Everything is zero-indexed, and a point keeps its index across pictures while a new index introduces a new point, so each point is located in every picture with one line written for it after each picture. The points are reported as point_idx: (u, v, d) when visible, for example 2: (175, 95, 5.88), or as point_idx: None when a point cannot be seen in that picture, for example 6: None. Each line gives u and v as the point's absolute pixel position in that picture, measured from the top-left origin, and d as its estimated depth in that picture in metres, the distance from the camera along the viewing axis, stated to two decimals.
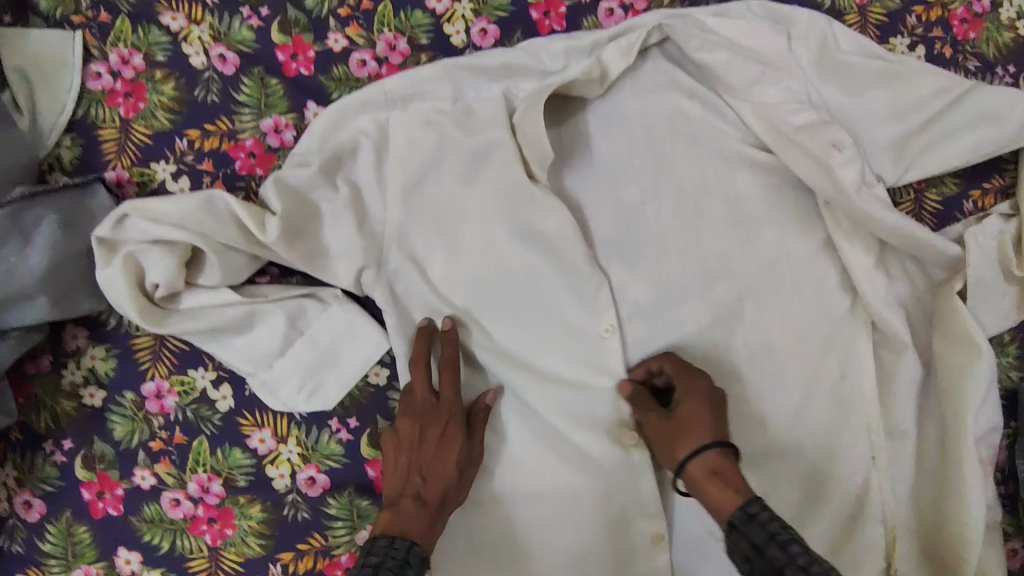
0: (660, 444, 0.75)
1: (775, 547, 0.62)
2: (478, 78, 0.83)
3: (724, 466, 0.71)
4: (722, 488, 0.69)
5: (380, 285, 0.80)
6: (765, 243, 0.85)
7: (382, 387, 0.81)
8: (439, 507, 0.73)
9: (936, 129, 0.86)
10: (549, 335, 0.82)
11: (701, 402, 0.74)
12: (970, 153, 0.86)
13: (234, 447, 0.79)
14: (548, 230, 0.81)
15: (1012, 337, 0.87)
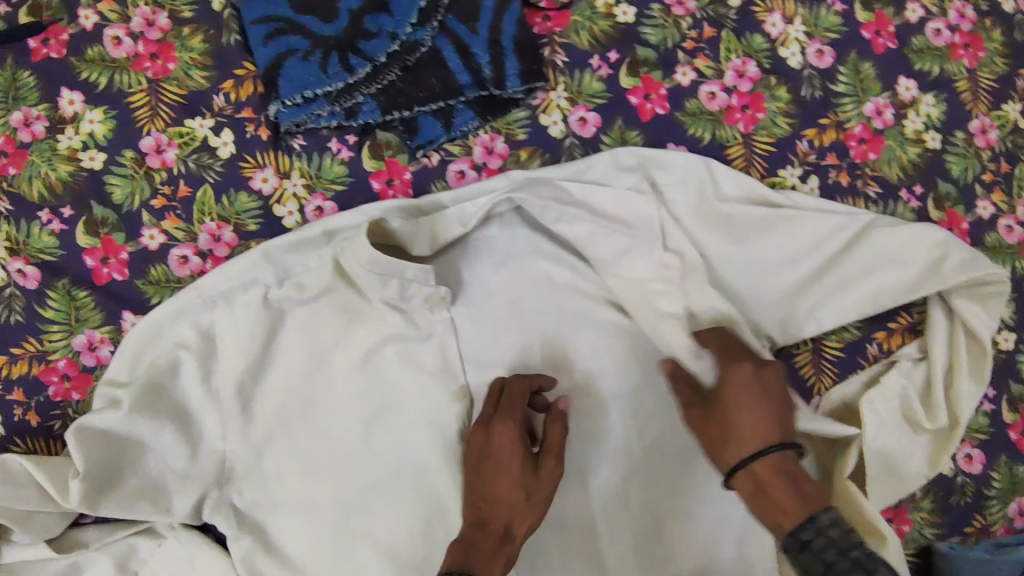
0: (703, 439, 0.69)
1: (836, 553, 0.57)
2: (302, 255, 0.74)
3: (771, 475, 0.64)
4: (775, 479, 0.64)
5: (223, 509, 0.73)
6: (651, 420, 0.78)
7: None
8: (506, 537, 0.66)
9: (833, 277, 0.78)
10: (401, 519, 0.75)
11: (744, 399, 0.67)
12: (870, 302, 0.78)
13: None
14: (401, 411, 0.76)
15: (924, 492, 0.81)
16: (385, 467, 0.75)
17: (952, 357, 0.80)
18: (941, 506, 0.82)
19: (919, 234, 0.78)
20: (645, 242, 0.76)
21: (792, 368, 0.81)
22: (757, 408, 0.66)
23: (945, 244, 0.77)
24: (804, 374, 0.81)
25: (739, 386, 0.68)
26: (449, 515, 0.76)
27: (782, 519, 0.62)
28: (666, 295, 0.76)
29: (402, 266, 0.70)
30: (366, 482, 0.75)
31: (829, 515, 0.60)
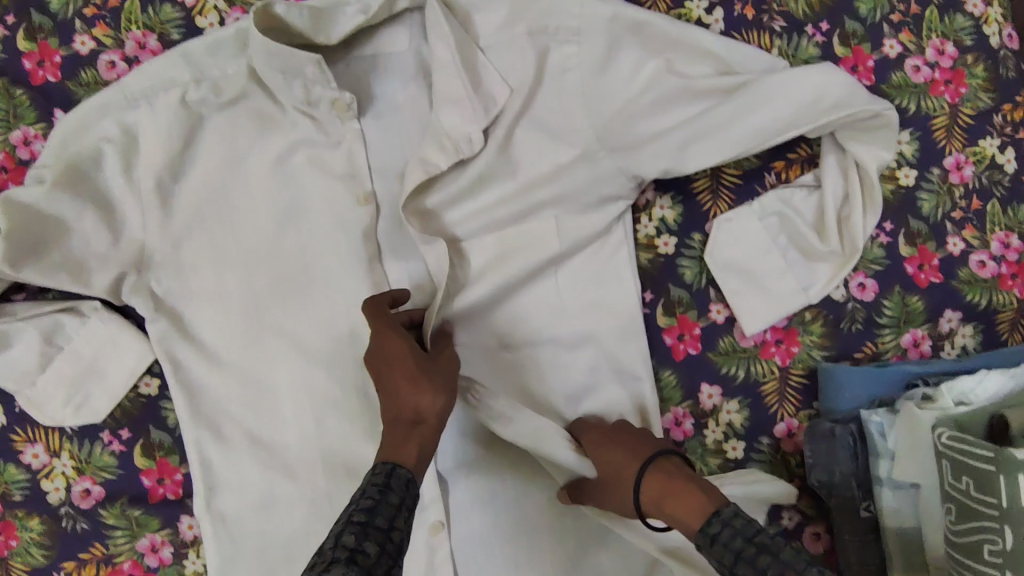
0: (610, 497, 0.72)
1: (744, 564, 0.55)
2: (216, 57, 0.79)
3: (660, 478, 0.67)
4: (681, 488, 0.65)
5: (140, 292, 0.79)
6: (530, 245, 0.81)
7: (154, 397, 0.81)
8: (417, 420, 0.67)
9: (703, 121, 0.78)
10: (306, 317, 0.81)
11: (616, 449, 0.73)
12: (745, 140, 0.80)
13: (8, 463, 0.80)
14: (311, 215, 0.81)
15: (813, 315, 0.84)
16: (290, 264, 0.81)
17: (847, 188, 0.82)
18: (832, 332, 0.84)
19: (807, 73, 0.78)
20: (547, 62, 0.80)
21: (689, 195, 0.84)
22: (613, 462, 0.72)
23: (822, 87, 0.77)
24: (701, 202, 0.84)
25: (598, 452, 0.74)
26: (352, 310, 0.80)
27: (686, 517, 0.63)
28: (563, 126, 0.80)
29: (301, 65, 0.76)
30: (274, 279, 0.81)
31: (727, 513, 0.60)
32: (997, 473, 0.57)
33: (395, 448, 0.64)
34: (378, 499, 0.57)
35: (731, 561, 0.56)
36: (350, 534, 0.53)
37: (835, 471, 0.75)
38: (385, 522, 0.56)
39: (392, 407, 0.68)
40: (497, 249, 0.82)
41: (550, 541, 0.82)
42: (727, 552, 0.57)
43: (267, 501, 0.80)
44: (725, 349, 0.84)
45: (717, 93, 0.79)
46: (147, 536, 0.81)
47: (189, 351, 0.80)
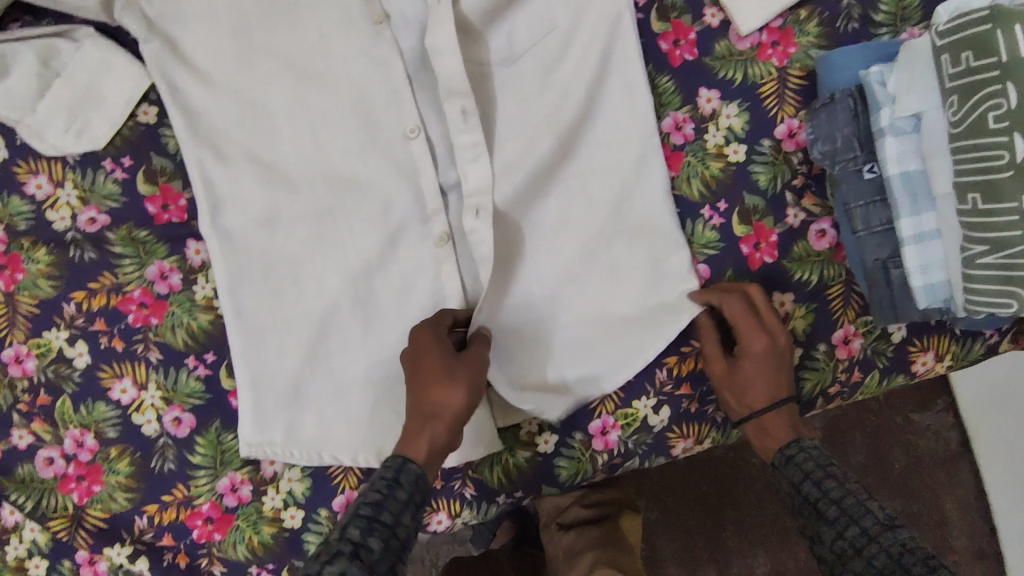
0: (727, 389, 0.77)
1: (810, 484, 0.68)
2: None
3: (775, 421, 0.75)
4: (781, 434, 0.74)
5: (131, 11, 0.78)
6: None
7: (152, 125, 0.82)
8: (433, 416, 0.68)
9: None
10: (299, 36, 0.80)
11: (759, 373, 0.75)
12: None
13: (12, 195, 0.80)
14: None
15: (808, 14, 0.83)
16: None
17: None
18: (828, 33, 0.83)
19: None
20: None
21: None
22: (754, 376, 0.75)
23: None
24: None
25: (749, 348, 0.75)
26: (347, 26, 0.80)
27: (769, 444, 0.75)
28: None
29: None
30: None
31: (804, 443, 0.73)
32: (995, 29, 0.61)
33: (410, 441, 0.68)
34: (386, 494, 0.62)
35: (800, 479, 0.70)
36: (355, 528, 0.59)
37: (838, 136, 0.74)
38: (391, 515, 0.61)
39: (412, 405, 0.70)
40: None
41: (551, 249, 0.81)
42: (805, 502, 0.68)
43: (273, 215, 0.80)
44: (722, 55, 0.83)
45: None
46: (155, 263, 0.81)
47: (183, 73, 0.80)
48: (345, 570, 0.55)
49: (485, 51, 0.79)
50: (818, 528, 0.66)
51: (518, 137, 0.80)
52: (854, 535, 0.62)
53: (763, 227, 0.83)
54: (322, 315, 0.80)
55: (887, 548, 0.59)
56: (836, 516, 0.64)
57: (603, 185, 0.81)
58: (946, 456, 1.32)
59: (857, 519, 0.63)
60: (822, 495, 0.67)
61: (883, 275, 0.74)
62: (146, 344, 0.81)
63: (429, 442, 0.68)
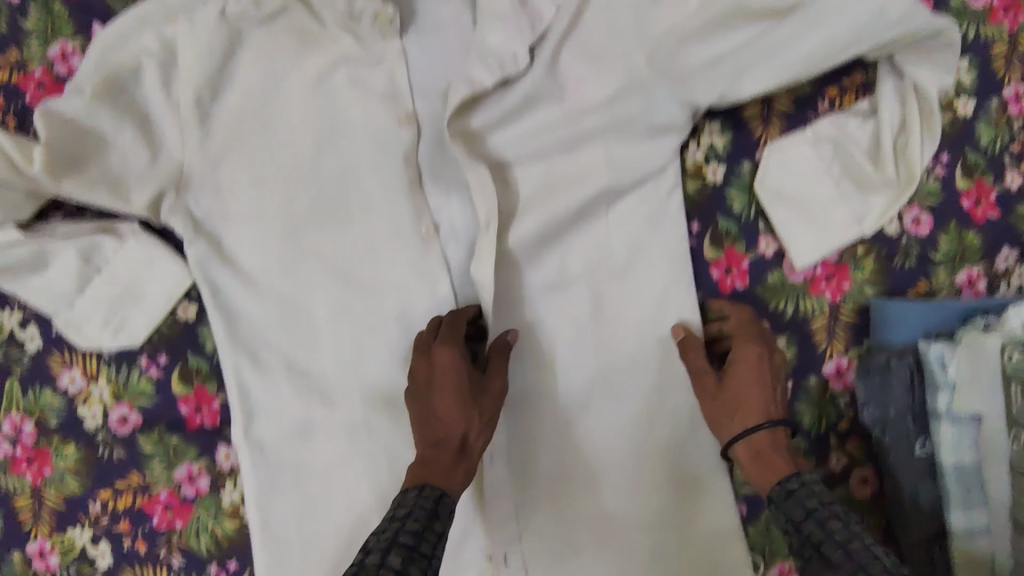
0: (710, 415, 0.72)
1: (812, 522, 0.59)
2: None
3: (770, 446, 0.67)
4: (769, 464, 0.66)
5: (179, 212, 0.77)
6: (579, 176, 0.78)
7: (192, 323, 0.80)
8: (462, 452, 0.68)
9: (761, 46, 0.75)
10: (346, 245, 0.79)
11: (750, 379, 0.70)
12: (802, 64, 0.75)
13: (45, 388, 0.79)
14: (354, 139, 0.78)
15: (867, 249, 0.81)
16: (330, 190, 0.79)
17: (904, 114, 0.78)
18: (885, 269, 0.81)
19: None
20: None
21: (739, 123, 0.81)
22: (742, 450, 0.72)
23: None
24: (752, 130, 0.81)
25: (740, 366, 0.71)
26: (396, 239, 0.78)
27: (766, 477, 0.65)
28: (609, 50, 0.77)
29: None
30: (318, 206, 0.79)
31: (807, 476, 0.63)
32: None
33: (443, 476, 0.66)
34: (423, 523, 0.61)
35: (801, 517, 0.60)
36: (397, 557, 0.58)
37: (890, 409, 0.73)
38: (430, 547, 0.60)
39: (435, 432, 0.68)
40: (546, 182, 0.79)
41: (587, 482, 0.79)
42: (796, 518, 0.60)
43: (308, 425, 0.79)
44: (774, 284, 0.81)
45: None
46: (184, 465, 0.79)
47: (225, 274, 0.78)
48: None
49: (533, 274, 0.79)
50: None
51: (561, 365, 0.79)
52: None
53: None
54: (348, 536, 0.78)
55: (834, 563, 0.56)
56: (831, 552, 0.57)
57: (645, 416, 0.79)
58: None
59: (867, 566, 0.54)
60: (826, 536, 0.57)
61: (926, 554, 0.73)
62: (168, 549, 0.80)
63: (461, 478, 0.68)
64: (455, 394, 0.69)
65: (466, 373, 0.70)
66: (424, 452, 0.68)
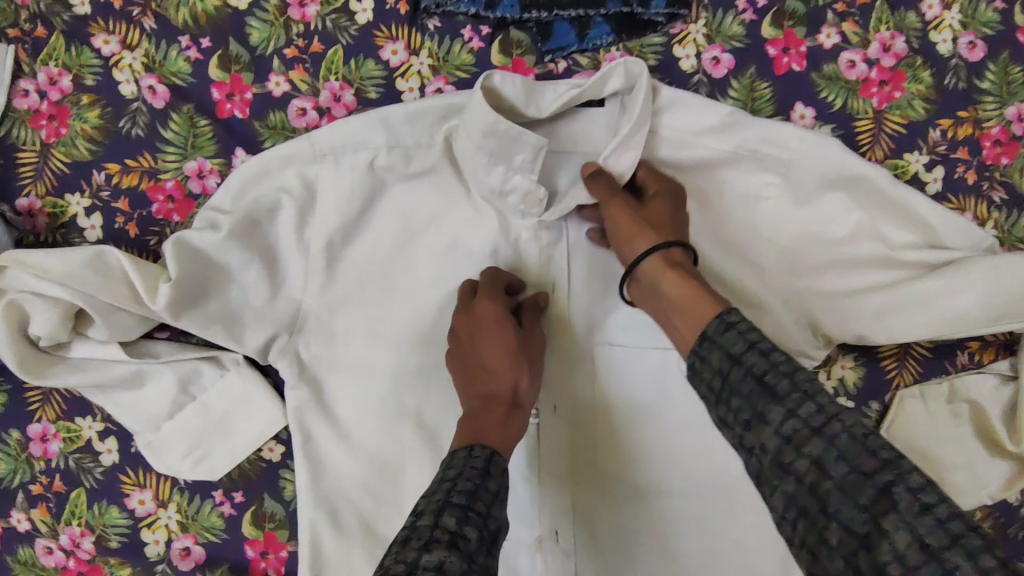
0: (624, 231, 0.68)
1: (755, 353, 0.51)
2: (415, 124, 0.73)
3: (682, 261, 0.65)
4: (683, 288, 0.61)
5: (288, 356, 0.75)
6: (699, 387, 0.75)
7: (275, 464, 0.77)
8: (516, 405, 0.66)
9: (905, 291, 0.73)
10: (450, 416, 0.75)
11: (667, 207, 0.70)
12: (942, 322, 0.74)
13: (111, 505, 0.77)
14: None
15: (984, 515, 0.77)
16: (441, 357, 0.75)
17: None
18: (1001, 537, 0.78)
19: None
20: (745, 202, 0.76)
21: (873, 360, 0.78)
22: (624, 241, 0.67)
23: None
24: (885, 368, 0.78)
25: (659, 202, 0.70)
26: None
27: (694, 302, 0.59)
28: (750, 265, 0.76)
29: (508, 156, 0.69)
30: (423, 367, 0.75)
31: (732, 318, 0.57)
32: None
33: (495, 428, 0.63)
34: (478, 484, 0.56)
35: (741, 347, 0.52)
36: (451, 517, 0.52)
37: None
38: (483, 507, 0.54)
39: (489, 387, 0.67)
40: (659, 390, 0.75)
41: None
42: (745, 375, 0.51)
43: None
44: None
45: (915, 265, 0.74)
46: None
47: (322, 425, 0.75)
48: (443, 560, 0.48)
49: (638, 475, 0.75)
50: (824, 521, 0.45)
51: None
52: (810, 412, 0.48)
53: None
54: None
55: (852, 429, 0.46)
56: (787, 392, 0.49)
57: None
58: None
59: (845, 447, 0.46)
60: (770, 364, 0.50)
61: None
62: None
63: (513, 431, 0.64)
64: (510, 335, 0.68)
65: (512, 323, 0.69)
66: (474, 407, 0.65)
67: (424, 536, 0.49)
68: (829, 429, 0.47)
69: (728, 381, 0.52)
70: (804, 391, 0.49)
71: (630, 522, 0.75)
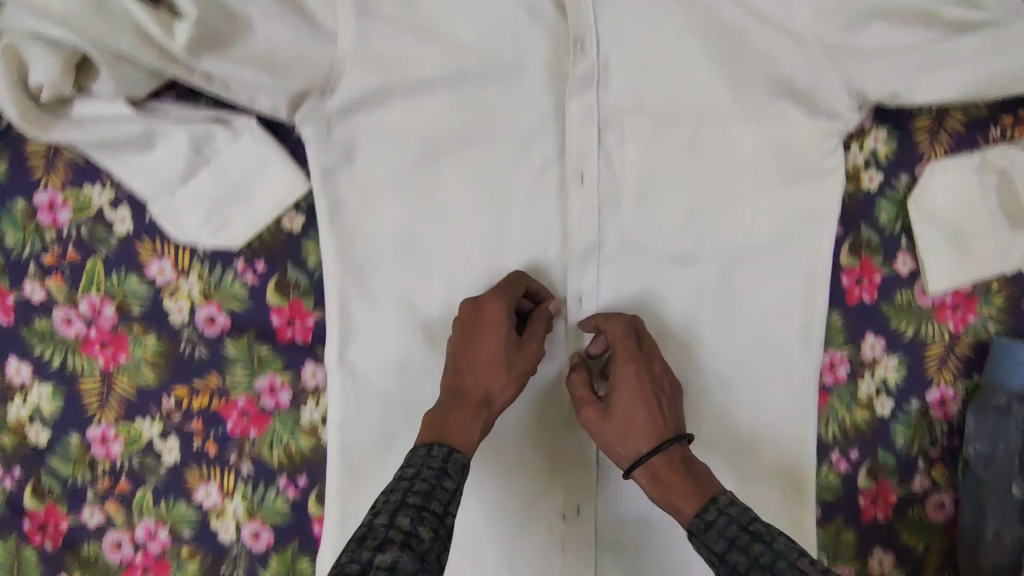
0: (602, 438, 0.68)
1: (736, 551, 0.57)
2: None
3: (667, 467, 0.64)
4: (677, 480, 0.63)
5: (314, 120, 0.72)
6: (735, 148, 0.75)
7: (296, 234, 0.75)
8: (485, 404, 0.67)
9: (937, 49, 0.71)
10: (480, 181, 0.74)
11: (635, 396, 0.67)
12: (983, 81, 0.71)
13: (130, 273, 0.74)
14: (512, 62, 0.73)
15: (1000, 286, 0.79)
16: (470, 122, 0.74)
17: None
18: (1012, 310, 0.79)
19: None
20: None
21: (906, 130, 0.78)
22: (614, 442, 0.67)
23: None
24: (918, 141, 0.78)
25: (626, 382, 0.68)
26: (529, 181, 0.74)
27: (680, 504, 0.62)
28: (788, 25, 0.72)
29: None
30: (454, 131, 0.74)
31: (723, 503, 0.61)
32: None
33: (460, 423, 0.65)
34: (434, 483, 0.59)
35: (722, 548, 0.58)
36: (405, 516, 0.56)
37: (1000, 445, 0.78)
38: (441, 505, 0.58)
39: (461, 389, 0.68)
40: (696, 158, 0.75)
41: (688, 462, 0.78)
42: (731, 575, 0.57)
43: (404, 358, 0.75)
44: (900, 303, 0.79)
45: (953, 27, 0.72)
46: (267, 375, 0.76)
47: (352, 190, 0.73)
48: (395, 560, 0.52)
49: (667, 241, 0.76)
50: None
51: (670, 347, 0.78)
52: None
53: (885, 485, 0.81)
54: None
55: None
56: None
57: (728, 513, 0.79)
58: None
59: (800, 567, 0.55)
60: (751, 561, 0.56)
61: None
62: (239, 454, 0.77)
63: (480, 429, 0.66)
64: (501, 342, 0.68)
65: (510, 329, 0.69)
66: (444, 400, 0.67)
67: (377, 538, 0.53)
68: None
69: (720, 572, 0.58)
70: None
71: (654, 290, 0.77)
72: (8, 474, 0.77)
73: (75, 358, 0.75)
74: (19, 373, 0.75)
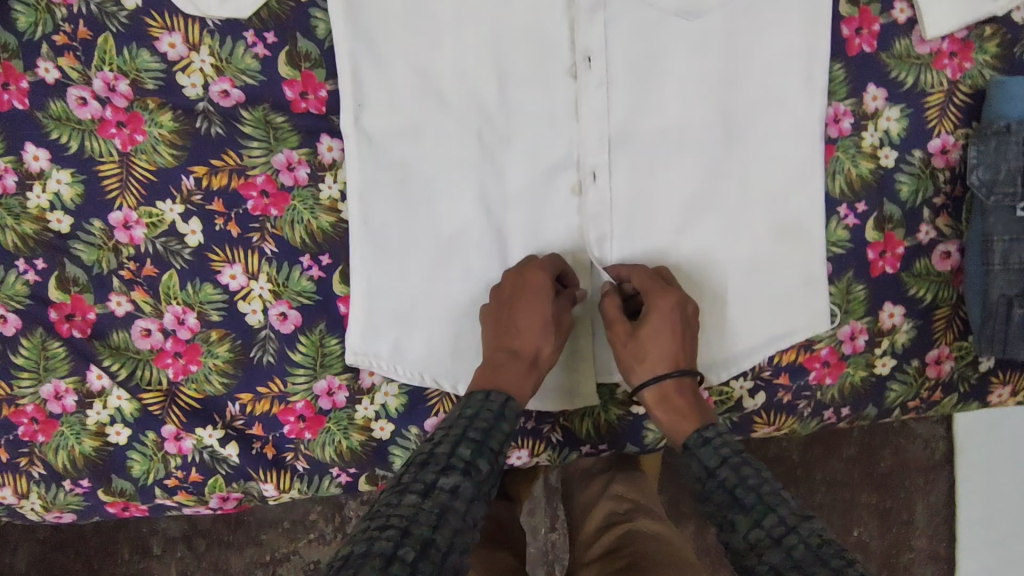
0: (621, 353, 0.73)
1: (727, 469, 0.62)
2: None
3: (677, 394, 0.71)
4: (684, 413, 0.69)
5: None
6: None
7: (303, 4, 0.76)
8: (536, 362, 0.71)
9: None
10: None
11: (664, 333, 0.72)
12: None
13: (142, 49, 0.75)
14: None
15: (993, 32, 0.81)
16: None
17: None
18: (1005, 57, 0.82)
19: None
20: None
21: None
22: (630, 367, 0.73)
23: None
24: None
25: (659, 316, 0.72)
26: None
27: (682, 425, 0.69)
28: None
29: None
30: None
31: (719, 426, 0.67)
32: None
33: (515, 380, 0.69)
34: (493, 423, 0.63)
35: (715, 463, 0.63)
36: (466, 448, 0.59)
37: (1001, 169, 0.79)
38: (498, 443, 0.62)
39: (512, 345, 0.72)
40: None
41: (703, 220, 0.80)
42: (718, 488, 0.61)
43: (418, 123, 0.76)
44: (900, 54, 0.81)
45: None
46: (284, 153, 0.78)
47: None
48: (458, 484, 0.56)
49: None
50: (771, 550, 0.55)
51: (681, 102, 0.77)
52: (772, 523, 0.56)
53: (892, 237, 0.83)
54: (450, 239, 0.78)
55: (807, 540, 0.54)
56: (752, 504, 0.58)
57: (739, 287, 0.81)
58: (928, 463, 1.20)
59: (776, 507, 0.57)
60: (739, 481, 0.60)
61: (1003, 310, 0.80)
62: (261, 235, 0.78)
63: (531, 385, 0.70)
64: (549, 307, 0.72)
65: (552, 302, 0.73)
66: (497, 357, 0.71)
67: (439, 464, 0.57)
68: (787, 539, 0.55)
69: (704, 484, 0.63)
70: (766, 504, 0.58)
71: (665, 47, 0.75)
72: (31, 266, 0.78)
73: (92, 141, 0.76)
74: (36, 160, 0.76)
